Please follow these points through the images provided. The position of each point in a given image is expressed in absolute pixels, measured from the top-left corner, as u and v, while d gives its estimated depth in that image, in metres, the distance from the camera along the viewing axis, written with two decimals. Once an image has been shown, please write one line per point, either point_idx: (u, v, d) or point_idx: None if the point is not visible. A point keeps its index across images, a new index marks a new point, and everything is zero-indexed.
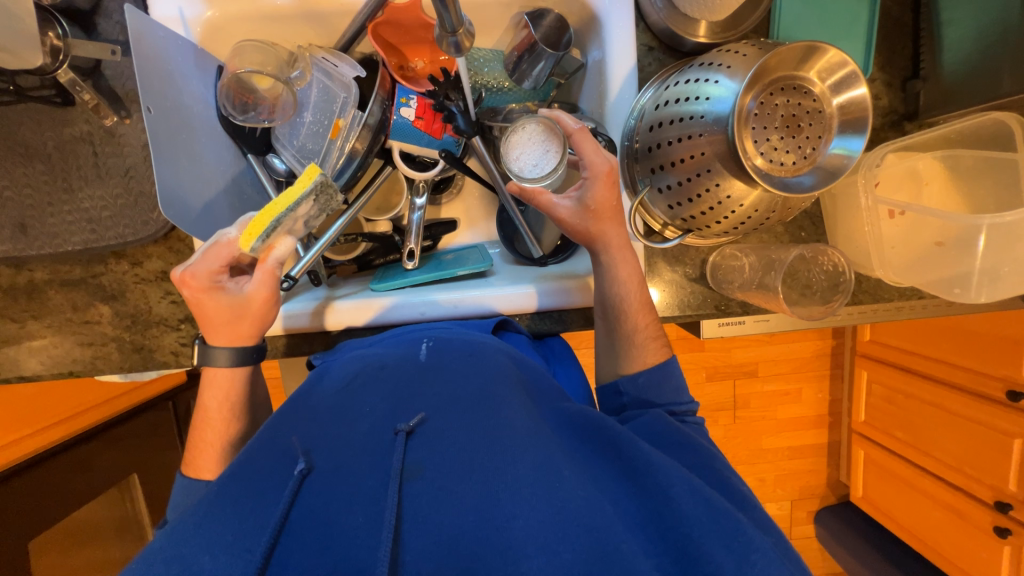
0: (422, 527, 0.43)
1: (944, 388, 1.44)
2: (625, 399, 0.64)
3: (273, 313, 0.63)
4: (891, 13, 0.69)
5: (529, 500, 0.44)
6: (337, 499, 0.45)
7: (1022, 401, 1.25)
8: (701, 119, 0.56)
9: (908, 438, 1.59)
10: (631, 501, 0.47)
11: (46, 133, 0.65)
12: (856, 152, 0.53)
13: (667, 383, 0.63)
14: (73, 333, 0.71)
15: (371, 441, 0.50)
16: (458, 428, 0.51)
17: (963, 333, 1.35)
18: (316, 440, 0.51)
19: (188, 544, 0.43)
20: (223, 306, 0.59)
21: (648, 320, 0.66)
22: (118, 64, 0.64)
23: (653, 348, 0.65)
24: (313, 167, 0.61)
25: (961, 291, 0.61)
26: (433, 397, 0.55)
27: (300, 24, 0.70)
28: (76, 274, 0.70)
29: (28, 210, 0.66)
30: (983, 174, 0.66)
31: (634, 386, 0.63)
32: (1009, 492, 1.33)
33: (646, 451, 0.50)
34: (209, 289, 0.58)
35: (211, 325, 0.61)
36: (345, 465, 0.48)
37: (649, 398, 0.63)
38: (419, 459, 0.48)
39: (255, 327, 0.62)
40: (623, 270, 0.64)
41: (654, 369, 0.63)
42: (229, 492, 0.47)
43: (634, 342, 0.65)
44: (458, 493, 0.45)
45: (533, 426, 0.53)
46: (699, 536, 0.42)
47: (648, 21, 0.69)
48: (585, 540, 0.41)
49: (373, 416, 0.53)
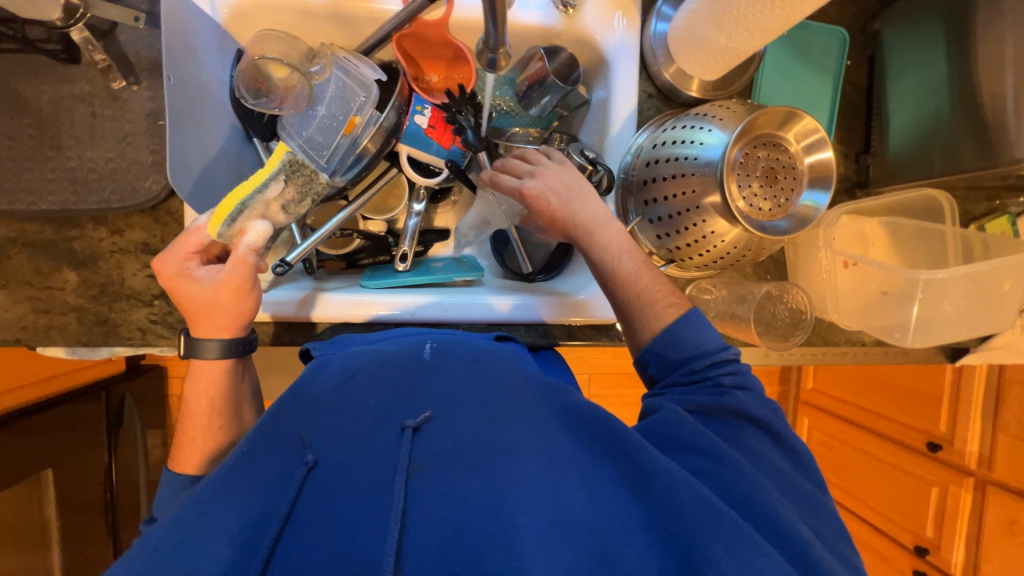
0: (425, 522, 0.44)
1: (875, 437, 1.58)
2: (652, 371, 0.60)
3: (251, 299, 0.62)
4: (849, 97, 0.80)
5: (535, 497, 0.46)
6: (347, 493, 0.46)
7: (941, 452, 1.37)
8: (694, 161, 0.62)
9: (842, 482, 1.71)
10: (633, 501, 0.47)
11: (43, 88, 0.62)
12: (822, 206, 0.61)
13: (685, 340, 0.58)
14: (29, 297, 0.66)
15: (377, 435, 0.51)
16: (465, 425, 0.52)
17: (892, 387, 1.49)
18: (318, 431, 0.52)
19: (196, 530, 0.45)
20: (194, 294, 0.59)
21: (659, 284, 0.60)
22: (137, 32, 0.64)
23: (671, 314, 0.59)
24: (280, 149, 0.61)
25: (900, 336, 0.71)
26: (439, 395, 0.56)
27: (327, 23, 0.72)
28: (45, 235, 0.65)
29: (4, 162, 0.62)
30: (918, 240, 0.78)
31: (654, 356, 0.59)
32: (927, 538, 1.44)
33: (650, 453, 0.49)
34: (181, 278, 0.59)
35: (193, 318, 0.60)
36: (350, 460, 0.49)
37: (676, 360, 0.58)
38: (424, 453, 0.50)
39: (228, 316, 0.60)
40: (615, 246, 0.61)
41: (665, 332, 0.58)
42: (234, 481, 0.49)
43: (641, 311, 0.60)
44: (464, 487, 0.47)
45: (540, 424, 0.53)
46: (701, 544, 0.42)
47: (651, 72, 0.77)
48: (586, 541, 0.44)
49: (377, 411, 0.54)
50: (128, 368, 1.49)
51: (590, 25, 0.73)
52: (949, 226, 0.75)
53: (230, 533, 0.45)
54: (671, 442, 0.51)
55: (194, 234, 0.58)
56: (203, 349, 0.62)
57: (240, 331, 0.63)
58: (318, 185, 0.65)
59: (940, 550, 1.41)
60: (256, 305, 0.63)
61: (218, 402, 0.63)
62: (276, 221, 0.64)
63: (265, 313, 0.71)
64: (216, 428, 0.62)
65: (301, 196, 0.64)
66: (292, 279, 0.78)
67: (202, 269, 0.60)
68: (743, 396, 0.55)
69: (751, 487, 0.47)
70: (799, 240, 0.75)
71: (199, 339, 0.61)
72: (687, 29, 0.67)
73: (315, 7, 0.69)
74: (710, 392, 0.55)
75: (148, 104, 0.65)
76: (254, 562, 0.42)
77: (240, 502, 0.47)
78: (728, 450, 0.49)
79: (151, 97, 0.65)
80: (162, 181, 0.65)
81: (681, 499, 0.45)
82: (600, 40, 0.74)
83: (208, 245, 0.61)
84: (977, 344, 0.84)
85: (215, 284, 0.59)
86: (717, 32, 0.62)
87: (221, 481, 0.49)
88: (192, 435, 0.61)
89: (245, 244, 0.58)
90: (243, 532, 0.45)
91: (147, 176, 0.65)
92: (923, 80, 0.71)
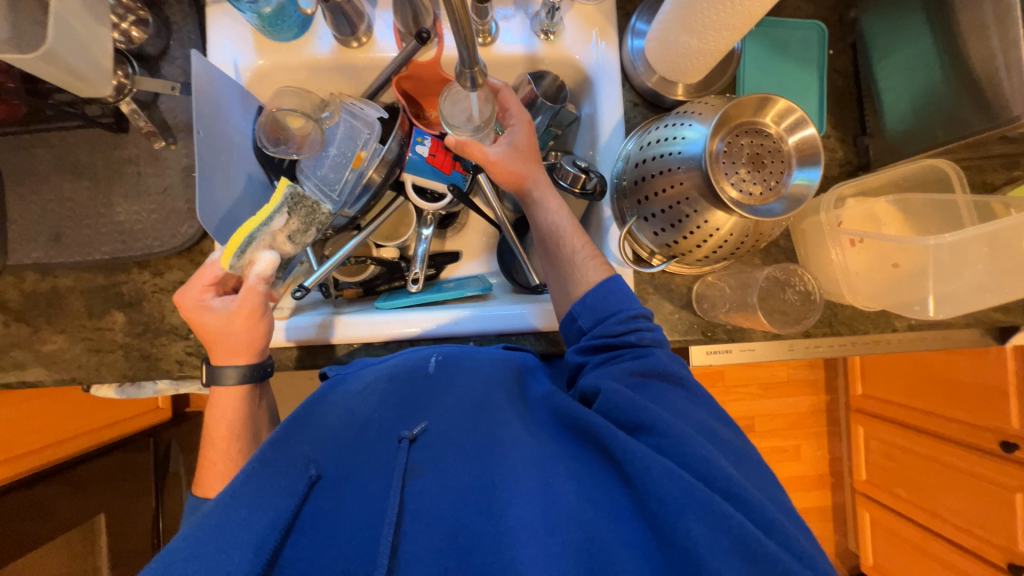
0: (422, 521, 0.47)
1: (941, 442, 1.45)
2: (580, 323, 0.64)
3: (262, 325, 0.66)
4: (836, 84, 0.82)
5: (524, 494, 0.48)
6: (350, 500, 0.50)
7: (1017, 452, 1.25)
8: (678, 156, 0.63)
9: (911, 495, 1.57)
10: (621, 492, 0.48)
11: (98, 155, 0.72)
12: (815, 180, 0.60)
13: (613, 296, 0.63)
14: (83, 338, 0.73)
15: (378, 448, 0.54)
16: (459, 433, 0.55)
17: (950, 384, 1.39)
18: (322, 445, 0.55)
19: (204, 544, 0.45)
20: (210, 322, 0.64)
21: (584, 242, 0.69)
22: (175, 99, 0.74)
23: (595, 267, 0.66)
24: (282, 183, 0.65)
25: (920, 309, 0.68)
26: (437, 407, 0.59)
27: (335, 74, 0.81)
28: (98, 281, 0.74)
29: (66, 221, 0.72)
30: (932, 214, 0.75)
31: (586, 309, 0.63)
32: (1019, 553, 1.30)
33: (620, 437, 0.49)
34: (197, 308, 0.65)
35: (212, 347, 0.66)
36: (353, 473, 0.52)
37: (602, 313, 0.62)
38: (422, 461, 0.52)
39: (242, 342, 0.65)
40: (552, 203, 0.71)
41: (598, 285, 0.64)
42: (241, 493, 0.49)
43: (576, 264, 0.67)
44: (459, 489, 0.50)
45: (530, 429, 0.56)
46: (677, 519, 0.43)
47: (634, 82, 0.80)
48: (573, 535, 0.45)
49: (379, 424, 0.57)
50: (174, 415, 1.57)
51: (570, 48, 0.79)
52: (959, 193, 0.73)
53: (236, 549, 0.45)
54: (623, 421, 0.52)
55: (211, 267, 0.65)
56: (223, 376, 0.66)
57: (257, 356, 0.68)
58: (318, 213, 0.68)
59: None
60: (268, 330, 0.67)
61: (235, 426, 0.68)
62: (285, 251, 0.68)
63: (289, 338, 0.75)
64: (234, 450, 0.67)
65: (306, 226, 0.67)
66: (312, 306, 0.83)
67: (216, 300, 0.65)
68: (662, 353, 0.59)
69: (704, 452, 0.48)
70: (804, 226, 0.75)
71: (219, 367, 0.66)
72: (660, 39, 0.70)
73: (323, 61, 0.78)
74: (635, 356, 0.58)
75: (184, 160, 0.74)
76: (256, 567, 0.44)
77: (243, 514, 0.47)
78: (670, 419, 0.51)
79: (186, 153, 0.73)
80: (196, 225, 0.73)
81: (662, 490, 0.45)
82: (581, 59, 0.79)
83: (222, 277, 0.66)
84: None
85: (229, 312, 0.64)
86: (688, 36, 0.66)
87: (229, 496, 0.49)
88: (215, 459, 0.67)
89: (256, 274, 0.63)
90: (254, 545, 0.45)
91: (183, 222, 0.73)
92: (911, 55, 0.72)
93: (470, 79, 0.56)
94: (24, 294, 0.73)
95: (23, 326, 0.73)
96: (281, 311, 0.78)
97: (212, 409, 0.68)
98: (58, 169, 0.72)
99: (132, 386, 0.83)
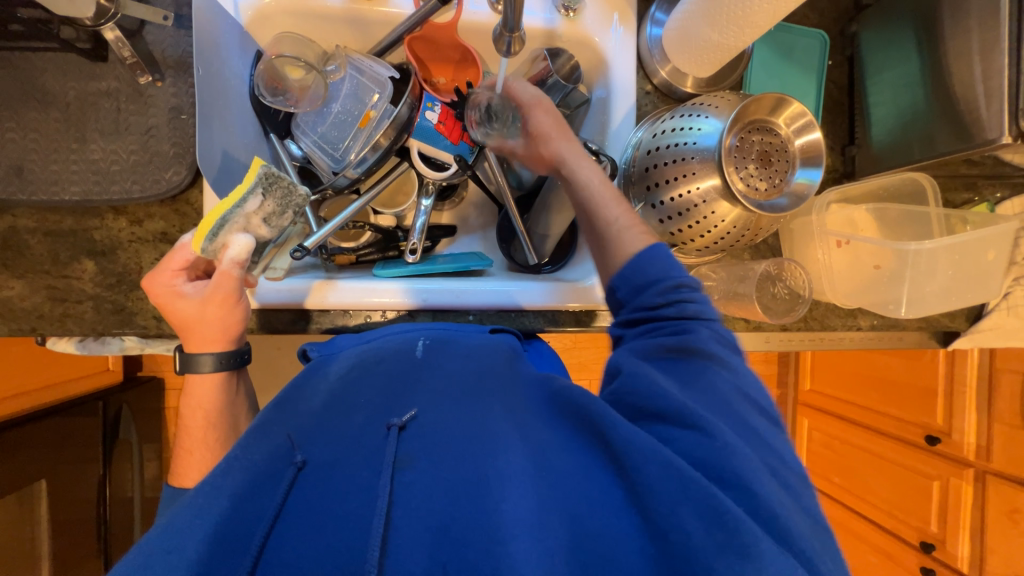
0: (412, 513, 0.44)
1: (874, 434, 1.61)
2: (619, 295, 0.59)
3: (238, 312, 0.62)
4: (831, 95, 0.86)
5: (519, 486, 0.45)
6: (336, 487, 0.46)
7: (939, 445, 1.41)
8: (692, 146, 0.65)
9: (845, 483, 1.73)
10: (614, 484, 0.46)
11: (70, 84, 0.65)
12: (816, 181, 0.64)
13: (651, 265, 0.57)
14: (46, 286, 0.67)
15: (365, 434, 0.50)
16: (450, 420, 0.51)
17: (887, 383, 1.54)
18: (308, 432, 0.52)
19: (181, 537, 0.43)
20: (182, 310, 0.60)
21: (625, 211, 0.62)
22: (164, 31, 0.67)
23: (637, 237, 0.60)
24: (255, 162, 0.59)
25: (893, 308, 0.75)
26: (428, 393, 0.55)
27: (342, 26, 0.76)
28: (65, 225, 0.67)
29: (30, 154, 0.64)
30: (904, 223, 0.82)
31: (623, 282, 0.58)
32: (931, 533, 1.46)
33: (620, 426, 0.46)
34: (168, 295, 0.59)
35: (185, 333, 0.61)
36: (339, 460, 0.48)
37: (640, 285, 0.57)
38: (411, 450, 0.48)
39: (218, 329, 0.61)
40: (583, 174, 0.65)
41: (635, 257, 0.58)
42: (221, 483, 0.46)
43: (613, 236, 0.61)
44: (449, 479, 0.46)
45: (524, 417, 0.53)
46: (667, 512, 0.42)
47: (648, 71, 0.81)
48: (568, 527, 0.43)
49: (368, 408, 0.54)
50: (123, 379, 1.46)
51: (590, 28, 0.78)
52: (932, 207, 0.80)
53: (209, 534, 0.43)
54: (641, 407, 0.50)
55: (181, 252, 0.60)
56: (198, 364, 0.62)
57: (232, 344, 0.63)
58: (294, 194, 0.63)
59: (945, 544, 1.42)
60: (244, 317, 0.63)
61: (214, 414, 0.63)
62: (262, 235, 0.62)
63: (278, 302, 0.71)
64: (211, 439, 0.62)
65: (282, 209, 0.62)
66: (304, 270, 0.79)
67: (189, 286, 0.60)
68: (704, 331, 0.53)
69: (717, 442, 0.45)
70: (793, 225, 0.79)
71: (192, 355, 0.62)
72: (681, 29, 0.72)
73: (331, 9, 0.73)
74: (672, 332, 0.54)
75: (172, 100, 0.68)
76: (244, 558, 0.42)
77: (228, 500, 0.45)
78: (694, 406, 0.47)
79: (174, 93, 0.67)
80: (183, 172, 0.67)
81: (654, 482, 0.43)
82: (598, 40, 0.79)
83: (194, 262, 0.61)
84: (967, 328, 0.88)
85: (202, 297, 0.60)
86: (709, 28, 0.67)
87: (211, 484, 0.47)
88: (191, 447, 0.62)
89: (229, 258, 0.58)
90: (226, 533, 0.43)
91: (168, 168, 0.67)
92: (902, 72, 0.77)
93: (508, 44, 0.60)
94: None
95: None
96: (274, 272, 0.72)
97: (187, 399, 0.63)
98: (22, 96, 0.64)
99: (96, 342, 0.77)
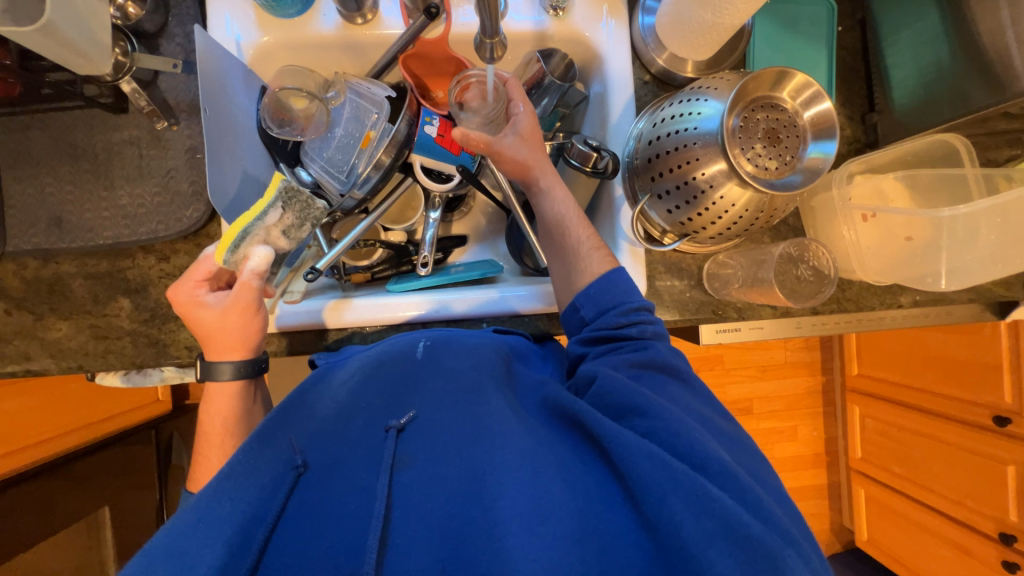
0: (411, 512, 0.44)
1: (935, 418, 1.51)
2: (584, 314, 0.61)
3: (257, 322, 0.64)
4: (845, 61, 0.82)
5: (516, 481, 0.45)
6: (333, 489, 0.47)
7: (1009, 426, 1.31)
8: (694, 131, 0.63)
9: (907, 472, 1.62)
10: (610, 480, 0.46)
11: (97, 137, 0.70)
12: (831, 153, 0.61)
13: (615, 287, 0.60)
14: (89, 325, 0.72)
15: (364, 438, 0.51)
16: (448, 419, 0.52)
17: (946, 362, 1.44)
18: (311, 436, 0.52)
19: (188, 541, 0.43)
20: (205, 318, 0.62)
21: (590, 233, 0.67)
22: (176, 78, 0.72)
23: (599, 258, 0.64)
24: (274, 179, 0.64)
25: (933, 281, 0.70)
26: (428, 395, 0.55)
27: (339, 52, 0.79)
28: (102, 267, 0.72)
29: (66, 206, 0.70)
30: (940, 188, 0.76)
31: (587, 299, 0.61)
32: (1011, 523, 1.35)
33: (606, 423, 0.46)
34: (191, 303, 0.62)
35: (206, 342, 0.63)
36: (339, 462, 0.49)
37: (605, 305, 0.60)
38: (410, 452, 0.49)
39: (238, 339, 0.63)
40: (559, 191, 0.69)
41: (600, 277, 0.61)
42: (224, 486, 0.47)
43: (581, 254, 0.65)
44: (447, 477, 0.46)
45: (520, 416, 0.53)
46: (657, 502, 0.41)
47: (644, 60, 0.79)
48: (566, 521, 0.43)
49: (368, 411, 0.54)
50: None
51: (580, 24, 0.77)
52: (968, 167, 0.74)
53: (218, 539, 0.43)
54: (617, 405, 0.50)
55: (204, 262, 0.63)
56: (217, 373, 0.64)
57: (252, 353, 0.65)
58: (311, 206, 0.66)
59: None
60: (263, 327, 0.65)
61: (230, 423, 0.66)
62: (280, 246, 0.66)
63: (297, 323, 0.74)
64: (228, 449, 0.65)
65: (300, 221, 0.66)
66: (321, 292, 0.81)
67: (211, 296, 0.63)
68: (662, 346, 0.57)
69: (694, 433, 0.45)
70: (814, 202, 0.76)
71: (212, 364, 0.64)
72: (673, 14, 0.70)
73: (327, 38, 0.76)
74: (635, 348, 0.56)
75: (187, 141, 0.72)
76: (244, 560, 0.43)
77: (231, 505, 0.45)
78: (664, 404, 0.48)
79: (189, 134, 0.72)
80: (202, 208, 0.71)
81: (642, 474, 0.42)
82: (590, 36, 0.78)
83: (217, 273, 0.65)
84: None
85: (223, 308, 0.62)
86: (701, 10, 0.65)
87: (211, 490, 0.47)
88: (208, 454, 0.64)
89: (249, 269, 0.60)
90: (235, 535, 0.44)
91: (188, 205, 0.71)
92: (919, 29, 0.72)
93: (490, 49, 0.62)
94: (26, 281, 0.71)
95: (26, 313, 0.71)
96: (292, 295, 0.75)
97: (208, 416, 0.65)
98: (57, 153, 0.70)
99: (138, 374, 0.82)
